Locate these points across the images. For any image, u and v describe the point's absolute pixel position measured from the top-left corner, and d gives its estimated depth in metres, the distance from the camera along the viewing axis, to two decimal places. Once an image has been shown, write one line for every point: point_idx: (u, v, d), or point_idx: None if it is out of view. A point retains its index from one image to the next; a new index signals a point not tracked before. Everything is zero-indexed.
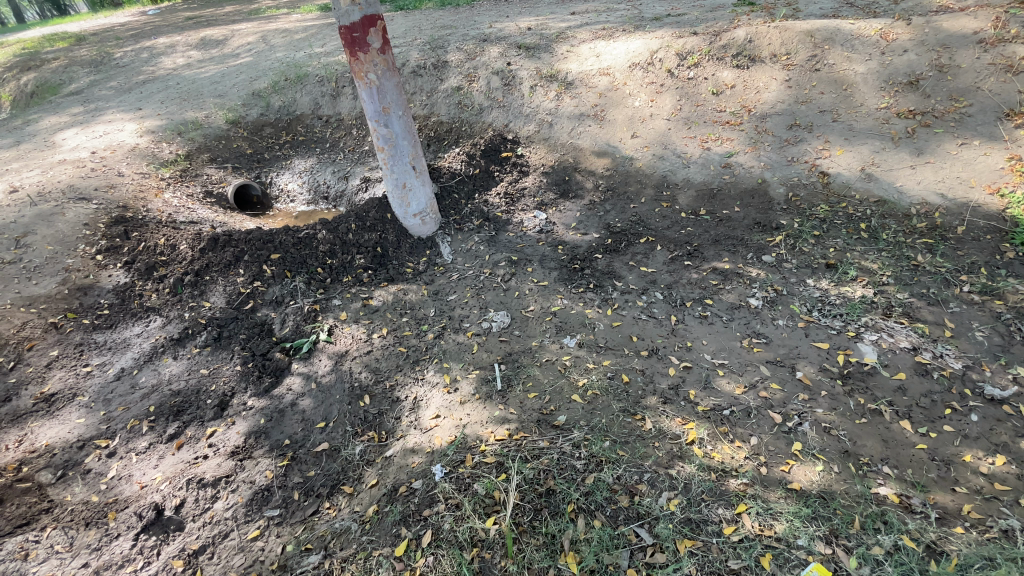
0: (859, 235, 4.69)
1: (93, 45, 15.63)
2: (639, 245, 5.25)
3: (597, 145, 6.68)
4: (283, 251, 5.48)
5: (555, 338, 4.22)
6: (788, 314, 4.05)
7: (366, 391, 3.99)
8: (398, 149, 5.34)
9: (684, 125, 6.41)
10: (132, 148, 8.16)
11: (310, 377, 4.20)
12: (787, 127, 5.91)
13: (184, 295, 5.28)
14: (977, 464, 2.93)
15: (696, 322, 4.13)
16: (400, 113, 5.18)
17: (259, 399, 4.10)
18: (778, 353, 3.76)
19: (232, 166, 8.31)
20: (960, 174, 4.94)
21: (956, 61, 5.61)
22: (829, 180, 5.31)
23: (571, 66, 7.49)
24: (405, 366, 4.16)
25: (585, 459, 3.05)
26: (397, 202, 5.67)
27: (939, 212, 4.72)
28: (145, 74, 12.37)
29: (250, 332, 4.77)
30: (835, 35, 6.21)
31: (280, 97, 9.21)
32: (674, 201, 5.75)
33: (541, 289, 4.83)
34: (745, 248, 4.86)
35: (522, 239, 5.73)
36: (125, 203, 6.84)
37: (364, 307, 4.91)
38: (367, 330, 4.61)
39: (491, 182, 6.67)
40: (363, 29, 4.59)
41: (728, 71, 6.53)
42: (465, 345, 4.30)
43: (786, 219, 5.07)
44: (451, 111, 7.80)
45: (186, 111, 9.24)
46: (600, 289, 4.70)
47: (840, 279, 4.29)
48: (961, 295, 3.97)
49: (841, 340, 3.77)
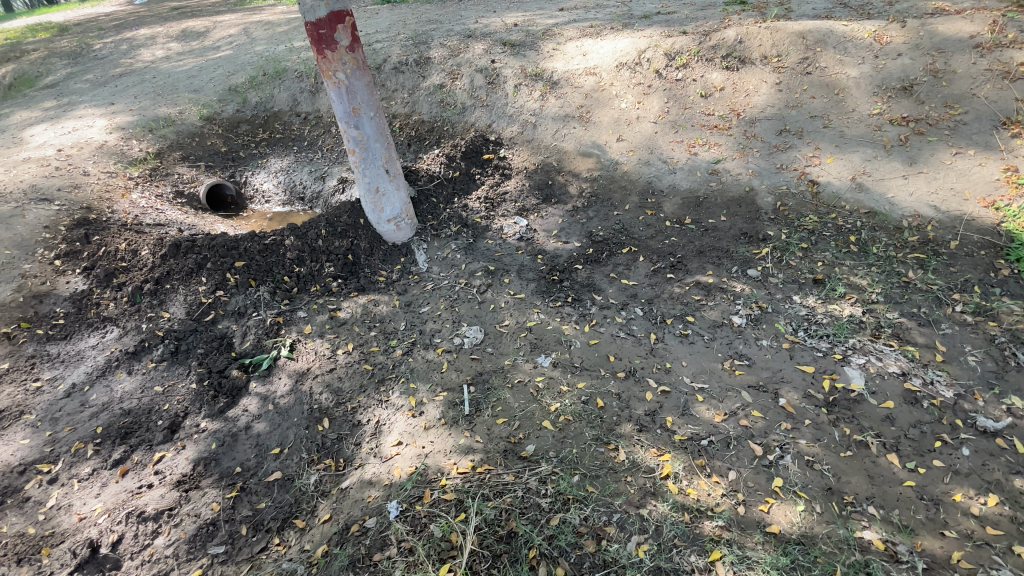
0: (848, 249, 4.50)
1: (74, 36, 15.18)
2: (621, 255, 5.03)
3: (581, 147, 6.44)
4: (249, 258, 5.21)
5: (529, 357, 3.99)
6: (772, 334, 3.84)
7: (325, 414, 3.76)
8: (370, 152, 5.08)
9: (671, 129, 6.18)
10: (101, 145, 7.83)
11: (267, 398, 3.97)
12: (776, 133, 5.70)
13: (143, 305, 5.01)
14: (968, 505, 2.75)
15: (677, 342, 3.92)
16: (371, 114, 4.92)
17: (212, 421, 3.88)
18: (761, 377, 3.55)
19: (206, 164, 8.01)
20: (954, 186, 4.74)
21: (952, 66, 5.41)
22: (818, 190, 5.11)
23: (556, 64, 7.24)
24: (368, 386, 3.93)
25: (551, 497, 2.83)
26: (370, 207, 5.42)
27: (932, 225, 4.52)
28: (123, 67, 12.00)
29: (208, 346, 4.51)
30: (827, 37, 5.99)
31: (258, 93, 8.90)
32: (659, 209, 5.53)
33: (517, 302, 4.60)
34: (730, 261, 4.65)
35: (502, 246, 5.50)
36: (89, 204, 6.54)
37: (331, 319, 4.66)
38: (332, 345, 4.37)
39: (471, 185, 6.42)
40: (330, 26, 4.33)
41: (718, 73, 6.31)
42: (434, 363, 4.06)
43: (773, 230, 4.87)
44: (433, 109, 7.53)
45: (159, 107, 8.90)
46: (578, 303, 4.49)
47: (828, 296, 4.10)
48: (954, 316, 3.78)
49: (827, 363, 3.56)
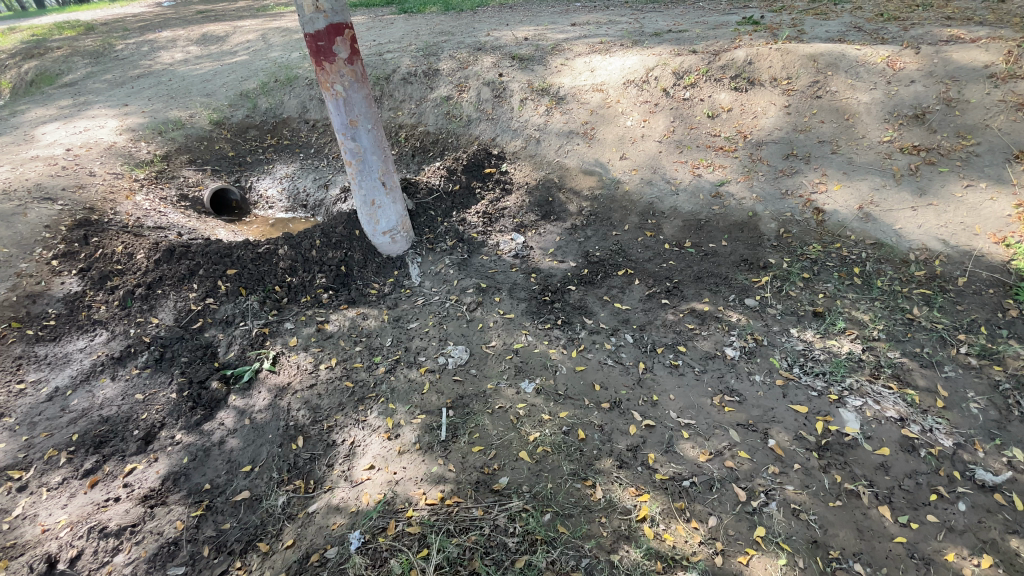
0: (851, 281, 4.32)
1: (101, 35, 15.54)
2: (616, 278, 4.91)
3: (583, 165, 6.35)
4: (241, 266, 5.19)
5: (512, 381, 3.87)
6: (765, 369, 3.68)
7: (300, 432, 3.69)
8: (366, 165, 5.04)
9: (675, 149, 6.07)
10: (109, 146, 7.93)
11: (244, 412, 3.93)
12: (783, 157, 5.56)
13: (133, 309, 5.01)
14: (960, 566, 2.60)
15: (666, 373, 3.77)
16: (369, 126, 4.88)
17: (187, 434, 3.85)
18: (750, 415, 3.39)
19: (212, 168, 8.06)
20: (964, 220, 4.55)
21: (965, 95, 5.24)
22: (824, 218, 4.94)
23: (563, 80, 7.18)
24: (347, 405, 3.85)
25: (519, 537, 2.74)
26: (365, 218, 5.37)
27: (939, 259, 4.33)
28: (142, 68, 12.22)
29: (192, 355, 4.48)
30: (839, 60, 5.85)
31: (268, 99, 8.97)
32: (659, 230, 5.40)
33: (505, 322, 4.49)
34: (727, 288, 4.50)
35: (496, 263, 5.41)
36: (92, 205, 6.60)
37: (317, 332, 4.61)
38: (315, 359, 4.30)
39: (471, 200, 6.37)
40: (328, 38, 4.30)
41: (726, 93, 6.19)
42: (415, 383, 3.96)
43: (774, 258, 4.71)
44: (439, 121, 7.51)
45: (171, 110, 9.02)
46: (568, 326, 4.37)
47: (827, 331, 3.93)
48: (957, 357, 3.59)
49: (821, 404, 3.40)
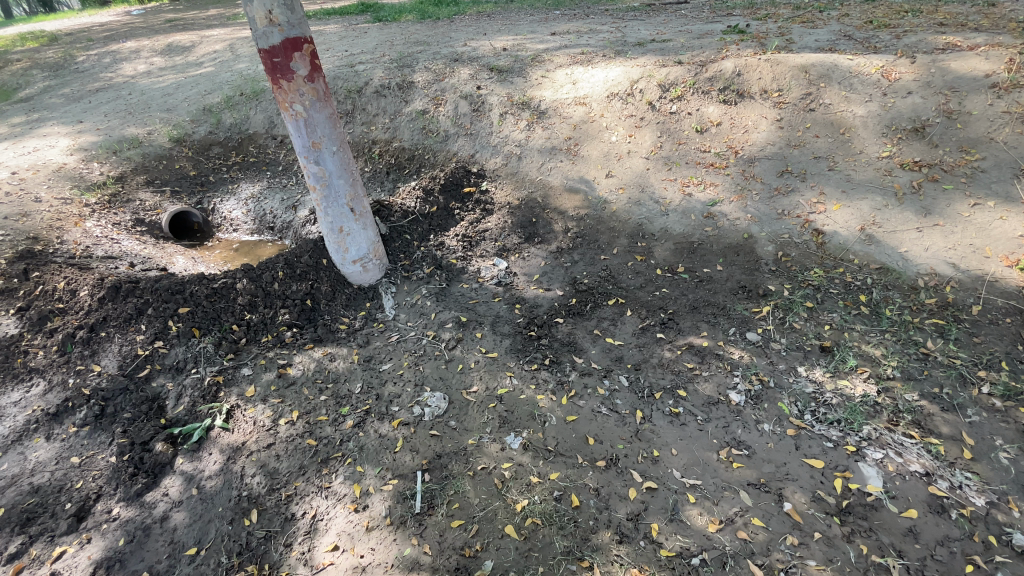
0: (858, 311, 4.03)
1: (63, 46, 14.80)
2: (606, 308, 4.55)
3: (568, 183, 6.01)
4: (194, 303, 4.69)
5: (496, 435, 3.46)
6: (774, 417, 3.34)
7: (255, 504, 3.27)
8: (332, 190, 4.61)
9: (664, 166, 5.76)
10: (58, 168, 7.34)
11: (192, 480, 3.48)
12: (777, 174, 5.28)
13: (74, 355, 4.45)
14: None
15: (666, 422, 3.41)
16: (334, 148, 4.46)
17: (127, 507, 3.40)
18: (761, 472, 3.05)
19: (171, 189, 7.52)
20: (973, 241, 4.30)
21: (967, 107, 5.03)
22: (824, 240, 4.66)
23: (545, 92, 6.85)
24: (310, 468, 3.42)
25: None
26: (333, 247, 4.93)
27: (951, 286, 4.06)
28: (102, 82, 11.56)
29: (136, 411, 4.00)
30: (831, 71, 5.61)
31: (233, 114, 8.47)
32: (650, 254, 5.06)
33: (488, 362, 4.07)
34: (726, 320, 4.17)
35: (477, 292, 4.99)
36: (36, 234, 6.02)
37: (278, 378, 4.15)
38: (274, 414, 3.84)
39: (449, 221, 5.97)
40: (285, 54, 3.88)
41: (714, 107, 5.92)
42: (387, 439, 3.53)
43: (774, 284, 4.40)
44: (415, 136, 7.11)
45: (127, 127, 8.45)
46: (556, 366, 3.97)
47: (837, 369, 3.62)
48: (980, 399, 3.31)
49: (838, 457, 3.07)
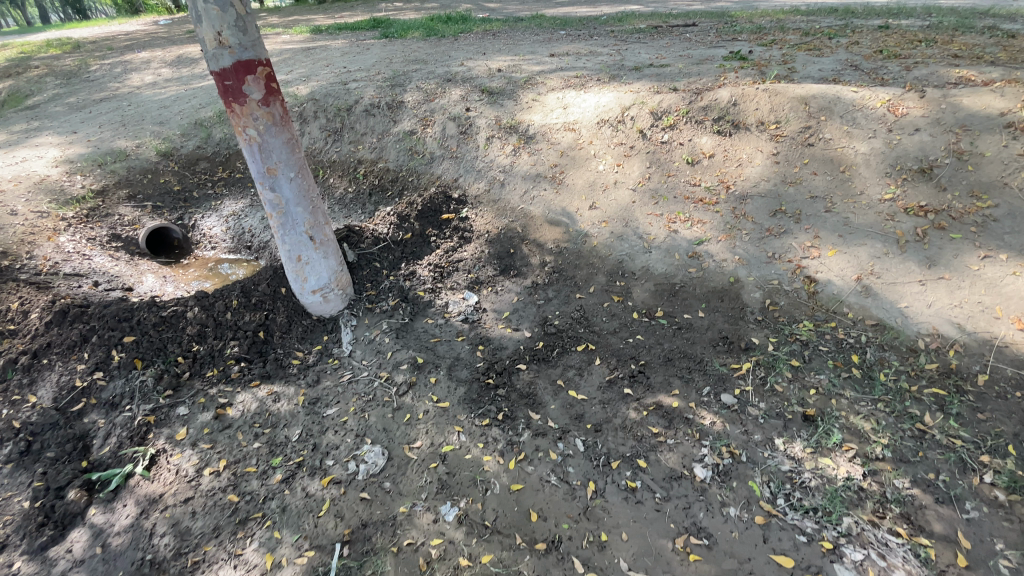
0: (849, 373, 3.62)
1: (81, 54, 15.07)
2: (574, 355, 4.18)
3: (550, 213, 5.70)
4: (140, 332, 4.43)
5: (431, 504, 3.13)
6: (742, 500, 2.96)
7: (159, 570, 3.01)
8: (290, 218, 4.32)
9: (650, 199, 5.42)
10: (41, 180, 7.27)
11: (99, 535, 3.26)
12: (769, 214, 4.91)
13: (12, 383, 4.20)
14: None
15: (620, 499, 3.04)
16: (291, 175, 4.17)
17: (27, 562, 3.17)
18: (720, 569, 2.68)
19: (153, 205, 7.40)
20: (982, 299, 3.86)
21: (979, 147, 4.62)
22: (816, 289, 4.26)
23: (534, 116, 6.58)
24: (225, 531, 3.15)
25: None
26: (292, 276, 4.64)
27: (955, 350, 3.64)
28: (109, 91, 11.64)
29: (60, 450, 3.76)
30: (834, 104, 5.24)
31: (223, 128, 8.35)
32: (628, 295, 4.70)
33: (437, 413, 3.71)
34: (702, 377, 3.78)
35: (441, 329, 4.64)
36: (5, 248, 5.88)
37: (213, 420, 3.88)
38: (199, 462, 3.59)
39: (424, 249, 5.67)
40: (237, 77, 3.63)
41: (707, 137, 5.58)
42: (312, 500, 3.23)
43: (758, 337, 4.01)
44: (400, 157, 6.87)
45: (118, 139, 8.40)
46: (509, 421, 3.61)
47: (820, 442, 3.22)
48: (981, 490, 2.91)
49: (812, 556, 2.69)
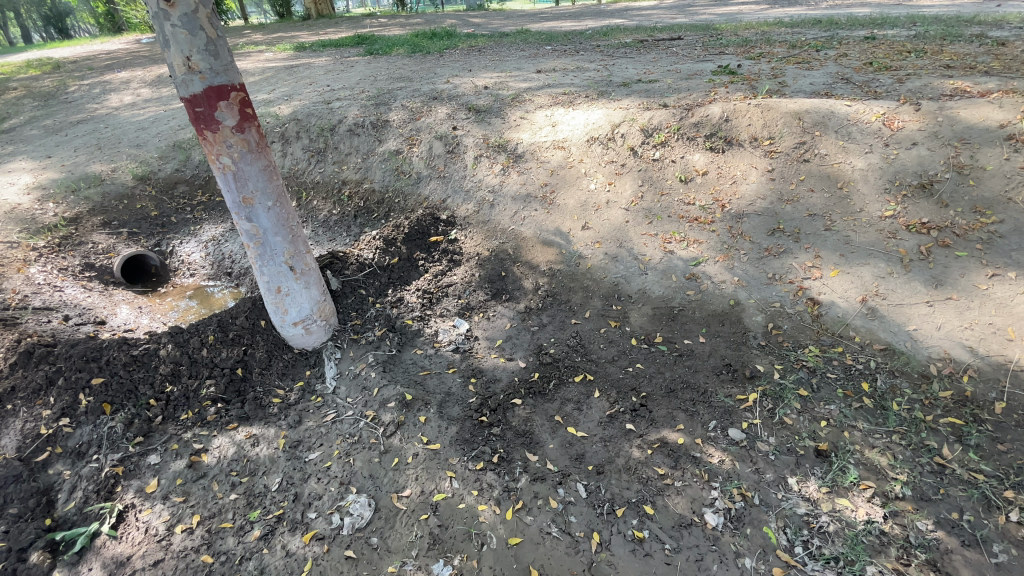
0: (860, 402, 3.45)
1: (59, 74, 14.78)
2: (571, 387, 3.97)
3: (542, 234, 5.50)
4: (110, 373, 4.12)
5: (423, 562, 2.91)
6: (757, 550, 2.78)
7: None
8: (268, 248, 4.08)
9: (644, 219, 5.27)
10: (10, 209, 6.97)
11: None
12: (767, 233, 4.77)
13: None
14: None
15: (627, 552, 2.85)
16: (269, 203, 3.94)
17: None
18: None
19: (129, 231, 7.12)
20: (993, 320, 3.73)
21: (979, 161, 4.52)
22: (820, 311, 4.10)
23: (522, 134, 6.42)
24: None
25: None
26: (272, 308, 4.39)
27: (969, 375, 3.49)
28: (86, 113, 11.36)
29: (22, 507, 3.43)
30: (828, 118, 5.14)
31: (203, 150, 8.11)
32: (625, 320, 4.51)
33: (427, 457, 3.48)
34: (707, 409, 3.58)
35: (430, 360, 4.40)
36: None
37: (187, 469, 3.62)
38: (171, 518, 3.33)
39: (412, 274, 5.45)
40: (209, 103, 3.40)
41: (700, 154, 5.45)
42: (294, 560, 3.01)
43: (763, 364, 3.83)
44: (386, 178, 6.67)
45: (93, 163, 8.12)
46: (505, 464, 3.39)
47: (835, 481, 3.03)
48: (1009, 530, 2.73)
49: None
